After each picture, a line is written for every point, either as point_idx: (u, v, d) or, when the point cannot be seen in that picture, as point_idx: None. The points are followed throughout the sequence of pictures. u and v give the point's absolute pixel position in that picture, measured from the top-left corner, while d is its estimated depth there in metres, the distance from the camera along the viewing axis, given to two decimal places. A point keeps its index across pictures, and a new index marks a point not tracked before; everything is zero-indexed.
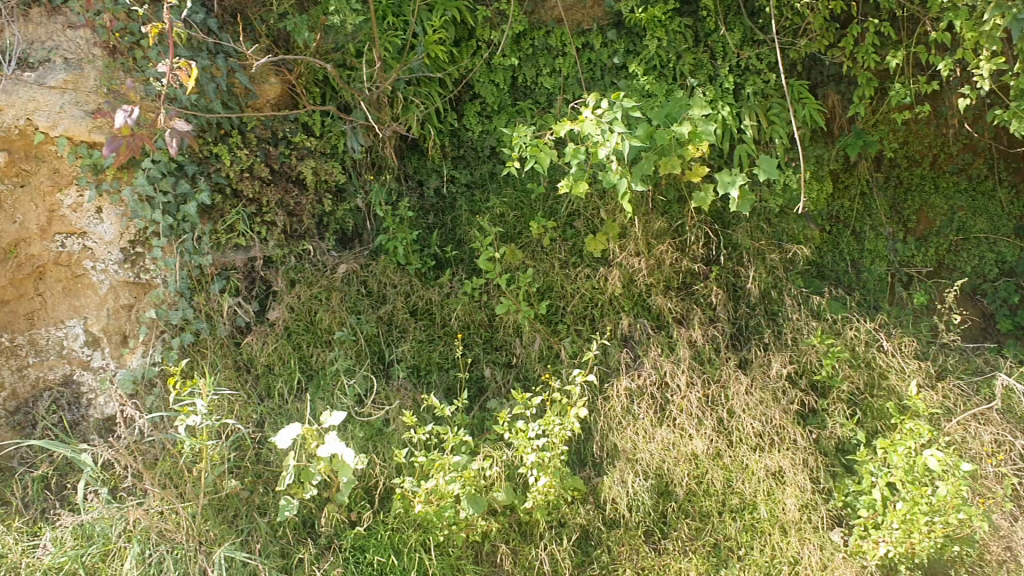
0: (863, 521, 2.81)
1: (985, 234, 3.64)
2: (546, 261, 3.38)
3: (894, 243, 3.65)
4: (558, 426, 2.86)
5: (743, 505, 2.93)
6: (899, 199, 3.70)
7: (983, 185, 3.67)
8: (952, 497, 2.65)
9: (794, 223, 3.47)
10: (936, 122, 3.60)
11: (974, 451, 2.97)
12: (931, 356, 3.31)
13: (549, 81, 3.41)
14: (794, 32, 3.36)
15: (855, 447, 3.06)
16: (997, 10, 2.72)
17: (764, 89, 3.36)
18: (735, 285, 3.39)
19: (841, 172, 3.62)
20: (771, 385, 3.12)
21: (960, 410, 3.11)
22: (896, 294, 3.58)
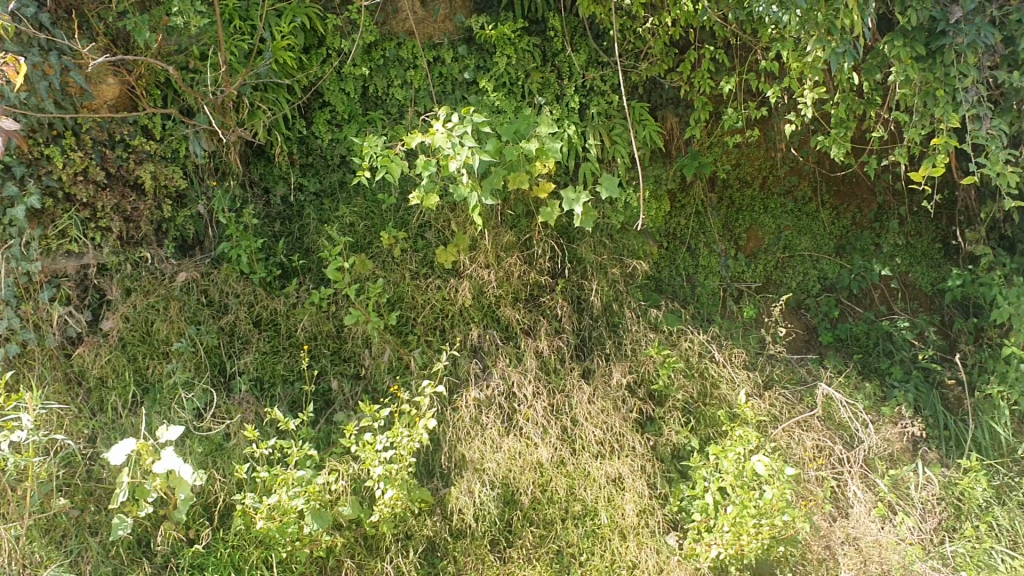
0: (697, 525, 2.94)
1: (809, 251, 3.93)
2: (396, 272, 3.35)
3: (726, 259, 3.85)
4: (405, 438, 2.84)
5: (585, 511, 3.01)
6: (730, 218, 3.88)
7: (807, 207, 3.92)
8: (777, 500, 2.80)
9: (634, 239, 3.60)
10: (766, 145, 3.80)
11: (797, 456, 3.17)
12: (758, 367, 3.51)
13: (400, 93, 3.41)
14: (636, 56, 3.50)
15: (689, 453, 3.21)
16: (818, 43, 2.92)
17: (608, 110, 3.48)
18: (580, 298, 3.48)
19: (678, 192, 3.78)
20: (612, 395, 3.23)
21: (785, 418, 3.31)
22: (727, 308, 3.79)
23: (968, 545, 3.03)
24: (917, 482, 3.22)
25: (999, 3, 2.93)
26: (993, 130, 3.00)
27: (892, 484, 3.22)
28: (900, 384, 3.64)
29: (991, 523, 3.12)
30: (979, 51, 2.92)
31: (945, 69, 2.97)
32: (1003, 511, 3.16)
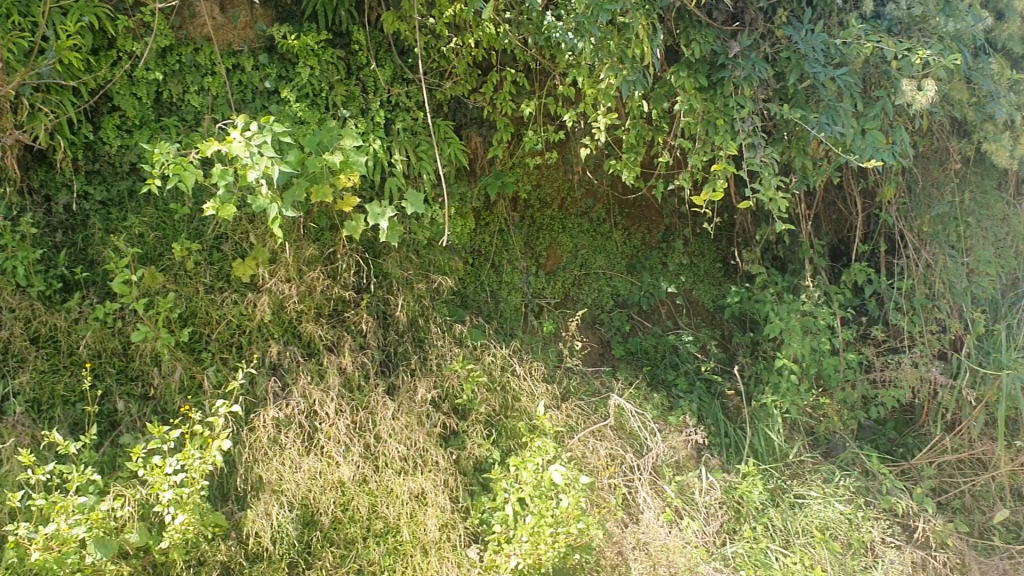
0: (498, 537, 2.98)
1: (603, 269, 4.12)
2: (190, 286, 3.21)
3: (528, 276, 3.94)
4: (197, 460, 2.71)
5: (386, 529, 2.99)
6: (532, 236, 3.99)
7: (602, 227, 4.11)
8: (573, 509, 2.89)
9: (439, 255, 3.61)
10: (564, 168, 3.93)
11: (592, 465, 3.27)
12: (557, 380, 3.61)
13: (197, 99, 3.27)
14: (440, 74, 3.51)
15: (490, 465, 3.27)
16: (611, 71, 3.03)
17: (413, 127, 3.49)
18: (385, 313, 3.45)
19: (483, 210, 3.83)
20: (416, 410, 3.22)
21: (581, 428, 3.42)
22: (529, 323, 3.86)
23: (746, 545, 3.24)
24: (701, 488, 3.41)
25: (771, 41, 3.22)
26: (766, 158, 3.22)
27: (678, 489, 3.39)
28: (684, 395, 3.86)
29: (766, 524, 3.35)
30: (753, 84, 3.15)
31: (724, 100, 3.19)
32: (776, 513, 3.40)
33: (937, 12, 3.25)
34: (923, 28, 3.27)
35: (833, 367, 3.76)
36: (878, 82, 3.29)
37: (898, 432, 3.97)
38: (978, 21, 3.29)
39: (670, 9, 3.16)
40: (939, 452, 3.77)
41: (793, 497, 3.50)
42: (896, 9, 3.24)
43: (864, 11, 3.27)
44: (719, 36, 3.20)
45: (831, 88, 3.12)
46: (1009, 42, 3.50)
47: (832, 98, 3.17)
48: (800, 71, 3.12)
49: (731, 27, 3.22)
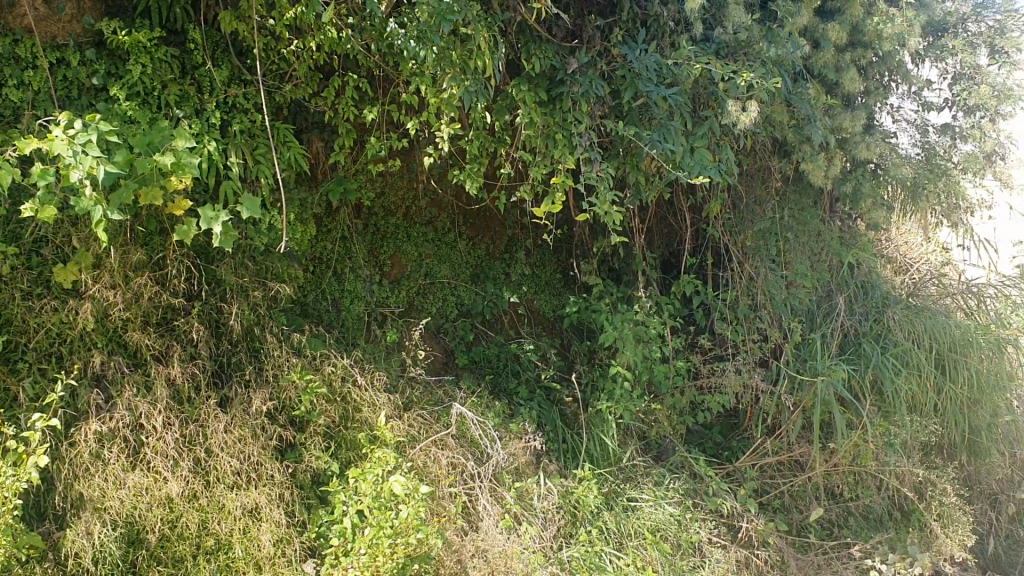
0: (335, 550, 2.94)
1: (448, 279, 4.11)
2: (5, 291, 2.93)
3: (371, 284, 3.88)
4: (10, 478, 2.55)
5: (218, 546, 2.90)
6: (375, 245, 3.94)
7: (446, 236, 4.12)
8: (412, 518, 2.89)
9: (278, 262, 3.49)
10: (408, 176, 3.94)
11: (433, 474, 3.28)
12: (398, 389, 3.58)
13: (15, 93, 3.03)
14: (281, 77, 3.44)
15: (328, 478, 3.22)
16: (452, 81, 3.05)
17: (250, 129, 3.36)
18: (218, 321, 3.30)
19: (324, 216, 3.75)
20: (251, 422, 3.12)
21: (423, 438, 3.41)
22: (371, 332, 3.81)
23: (581, 549, 3.31)
24: (539, 493, 3.46)
25: (607, 59, 3.34)
26: (602, 173, 3.31)
27: (517, 496, 3.42)
28: (525, 402, 3.92)
29: (601, 527, 3.45)
30: (591, 100, 3.24)
31: (563, 115, 3.27)
32: (610, 516, 3.50)
33: (760, 38, 3.44)
34: (748, 52, 3.44)
35: (663, 374, 3.91)
36: (706, 102, 3.45)
37: (723, 435, 4.19)
38: (797, 48, 3.50)
39: (511, 22, 3.18)
40: (760, 455, 4.00)
41: (626, 501, 3.61)
42: (723, 32, 3.40)
43: (694, 34, 3.40)
44: (558, 51, 3.28)
45: (662, 107, 3.25)
46: (825, 69, 3.73)
47: (664, 117, 3.30)
48: (634, 89, 3.24)
49: (569, 44, 3.31)
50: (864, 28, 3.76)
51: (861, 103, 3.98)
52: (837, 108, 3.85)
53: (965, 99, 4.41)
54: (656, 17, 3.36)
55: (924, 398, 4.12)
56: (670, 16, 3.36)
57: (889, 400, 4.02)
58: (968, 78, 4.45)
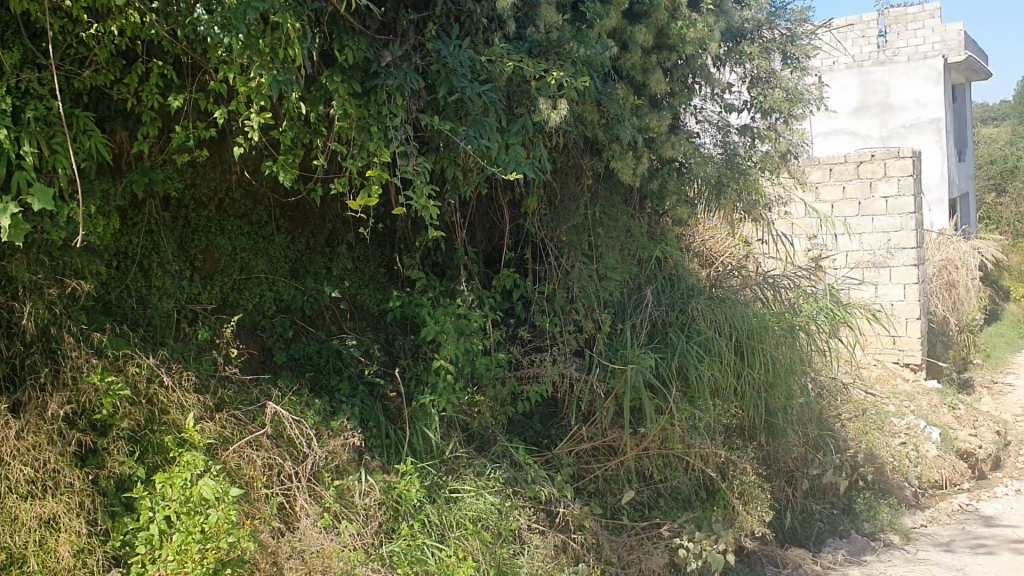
0: (141, 558, 2.86)
1: (265, 273, 3.93)
2: None
3: (180, 280, 3.66)
4: None
5: (10, 560, 2.74)
6: (186, 238, 3.73)
7: (263, 230, 3.97)
8: (222, 522, 2.87)
9: (78, 257, 3.23)
10: (221, 167, 3.77)
11: (247, 476, 3.21)
12: (209, 390, 3.45)
13: None
14: (79, 61, 3.13)
15: (133, 483, 3.08)
16: (259, 69, 2.96)
17: (47, 116, 2.97)
18: (9, 322, 3.06)
19: (129, 209, 3.53)
20: (46, 428, 2.93)
21: (236, 439, 3.31)
22: (181, 330, 3.61)
23: (402, 544, 3.31)
24: (361, 490, 3.44)
25: (422, 54, 3.35)
26: (418, 167, 3.29)
27: (338, 494, 3.39)
28: (347, 399, 3.86)
29: (423, 521, 3.46)
30: (405, 94, 3.24)
31: (378, 108, 3.23)
32: (432, 508, 3.51)
33: (570, 39, 3.56)
34: (559, 52, 3.56)
35: (485, 366, 3.95)
36: (520, 100, 3.52)
37: (542, 424, 4.27)
38: (606, 49, 3.62)
39: (322, 12, 3.13)
40: (577, 441, 4.10)
41: (447, 493, 3.63)
42: (535, 32, 3.50)
43: (508, 32, 3.50)
44: (371, 44, 3.26)
45: (477, 103, 3.28)
46: (633, 70, 3.88)
47: (478, 113, 3.34)
48: (449, 84, 3.26)
49: (383, 37, 3.29)
50: (668, 32, 3.93)
51: (667, 104, 4.18)
52: (644, 109, 4.02)
53: (761, 101, 4.71)
54: (470, 14, 3.43)
55: (725, 383, 4.36)
56: (483, 13, 3.44)
57: (694, 385, 4.23)
58: (763, 81, 4.76)
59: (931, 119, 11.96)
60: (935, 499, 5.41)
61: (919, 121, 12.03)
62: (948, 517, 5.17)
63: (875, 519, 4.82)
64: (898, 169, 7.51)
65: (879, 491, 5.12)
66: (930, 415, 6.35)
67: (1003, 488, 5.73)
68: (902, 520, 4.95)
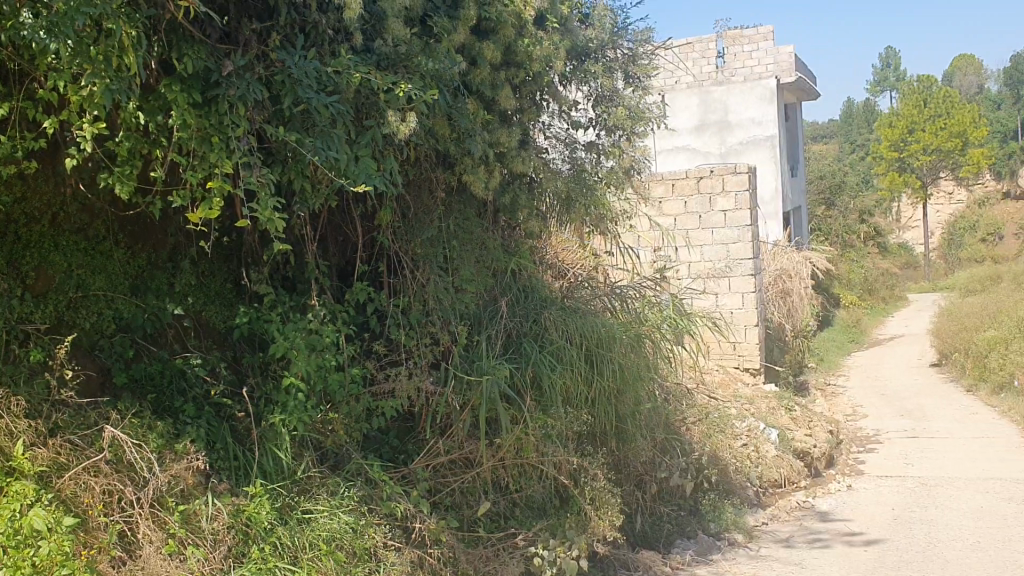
0: None
1: (103, 291, 3.72)
2: None
3: (9, 300, 3.40)
4: None
5: None
6: (15, 254, 3.51)
7: (101, 245, 3.78)
8: (55, 554, 2.78)
9: None
10: (53, 179, 3.57)
11: (83, 504, 3.08)
12: (41, 415, 3.26)
13: None
14: None
15: None
16: (90, 77, 2.83)
17: None
18: None
19: None
20: None
21: (72, 465, 3.16)
22: (10, 353, 3.38)
23: (253, 568, 3.21)
24: (208, 514, 3.29)
25: (265, 64, 3.28)
26: (262, 178, 3.22)
27: (182, 520, 3.24)
28: (192, 421, 3.70)
29: (274, 543, 3.37)
30: (249, 104, 3.16)
31: (219, 118, 3.14)
32: (284, 530, 3.42)
33: (418, 52, 3.58)
34: (407, 65, 3.57)
35: (338, 382, 3.89)
36: (369, 112, 3.50)
37: (399, 439, 4.24)
38: (454, 64, 3.65)
39: (159, 19, 3.03)
40: (433, 456, 4.09)
41: (300, 514, 3.55)
42: (383, 45, 3.51)
43: (355, 44, 3.49)
44: (212, 53, 3.18)
45: (324, 114, 3.24)
46: (481, 86, 3.93)
47: (325, 124, 3.30)
48: (293, 95, 3.21)
49: (224, 45, 3.21)
50: (516, 48, 3.99)
51: (517, 120, 4.26)
52: (494, 124, 4.07)
53: (606, 119, 4.86)
54: (315, 25, 3.40)
55: (577, 391, 4.44)
56: (328, 25, 3.41)
57: (548, 395, 4.28)
58: (607, 99, 4.88)
59: (765, 137, 12.64)
60: (775, 497, 5.69)
61: (754, 138, 12.70)
62: (787, 514, 5.44)
63: (721, 519, 5.02)
64: (735, 185, 7.89)
65: (724, 491, 5.34)
66: (770, 417, 6.67)
67: (836, 484, 6.08)
68: (746, 518, 5.19)
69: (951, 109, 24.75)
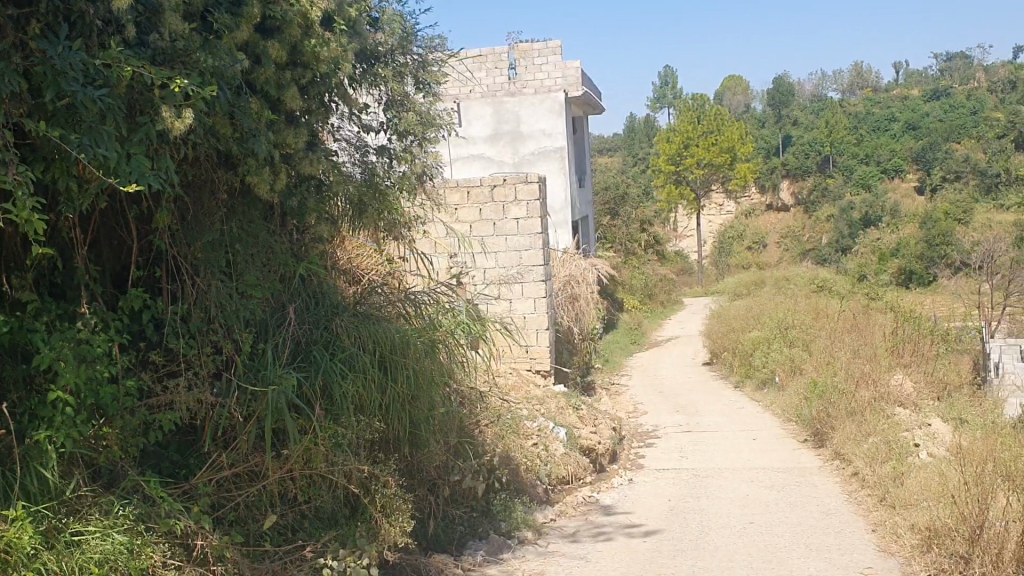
0: None
1: None
2: None
3: None
4: None
5: None
6: None
7: None
8: None
9: None
10: None
11: None
12: None
13: None
14: None
15: None
16: None
17: None
18: None
19: None
20: None
21: None
22: None
23: None
24: None
25: (24, 53, 3.05)
26: (20, 176, 2.98)
27: None
28: None
29: (38, 570, 3.08)
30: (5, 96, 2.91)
31: None
32: (50, 555, 3.16)
33: (196, 48, 3.44)
34: (184, 61, 3.42)
35: (111, 396, 3.64)
36: (143, 108, 3.32)
37: (179, 454, 4.05)
38: (236, 62, 3.53)
39: None
40: (216, 469, 3.93)
41: (68, 536, 3.29)
42: (159, 39, 3.35)
43: (127, 37, 3.31)
44: None
45: (91, 109, 3.04)
46: (266, 85, 3.82)
47: (93, 120, 3.10)
48: (56, 88, 2.99)
49: None
50: (302, 48, 3.91)
51: (303, 121, 4.17)
52: (279, 124, 3.97)
53: (397, 123, 4.92)
54: (82, 15, 3.19)
55: (369, 399, 4.38)
56: (97, 15, 3.22)
57: (338, 403, 4.19)
58: (398, 104, 4.93)
59: (556, 148, 13.06)
60: (562, 494, 5.88)
61: (545, 149, 13.09)
62: (573, 509, 5.63)
63: (511, 518, 5.14)
64: (527, 193, 8.08)
65: (514, 491, 5.46)
66: (558, 416, 6.88)
67: (618, 478, 6.36)
68: (534, 515, 5.33)
69: (723, 126, 26.47)
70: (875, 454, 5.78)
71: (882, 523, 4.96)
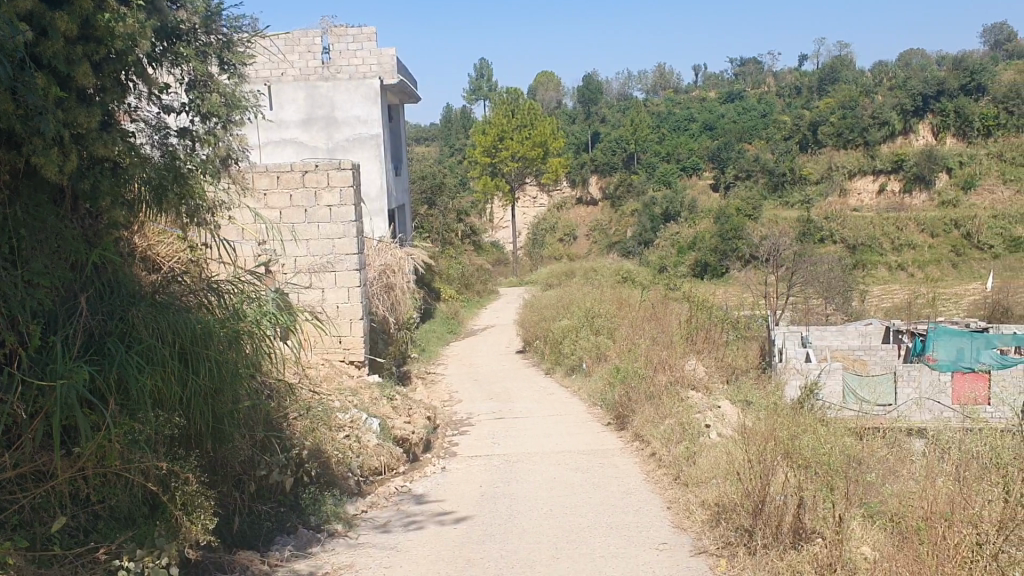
0: None
1: None
2: None
3: None
4: None
5: None
6: None
7: None
8: None
9: None
10: None
11: None
12: None
13: None
14: None
15: None
16: None
17: None
18: None
19: None
20: None
21: None
22: None
23: None
24: None
25: None
26: None
27: None
28: None
29: None
30: None
31: None
32: None
33: None
34: None
35: None
36: None
37: None
38: (15, 33, 3.26)
39: None
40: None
41: None
42: None
43: None
44: None
45: None
46: (54, 60, 3.57)
47: None
48: None
49: None
50: (95, 23, 3.71)
51: (98, 100, 3.93)
52: (70, 102, 3.72)
53: (201, 104, 4.81)
54: None
55: (168, 393, 4.17)
56: None
57: (134, 398, 3.98)
58: (202, 84, 4.80)
59: (371, 135, 12.97)
60: (375, 485, 5.86)
61: (360, 136, 12.99)
62: (385, 501, 5.62)
63: (320, 511, 5.07)
64: (340, 181, 7.94)
65: (324, 483, 5.39)
66: (372, 407, 6.82)
67: (430, 467, 6.41)
68: (345, 508, 5.29)
69: (536, 120, 27.07)
70: (670, 436, 6.11)
71: (677, 501, 5.26)
